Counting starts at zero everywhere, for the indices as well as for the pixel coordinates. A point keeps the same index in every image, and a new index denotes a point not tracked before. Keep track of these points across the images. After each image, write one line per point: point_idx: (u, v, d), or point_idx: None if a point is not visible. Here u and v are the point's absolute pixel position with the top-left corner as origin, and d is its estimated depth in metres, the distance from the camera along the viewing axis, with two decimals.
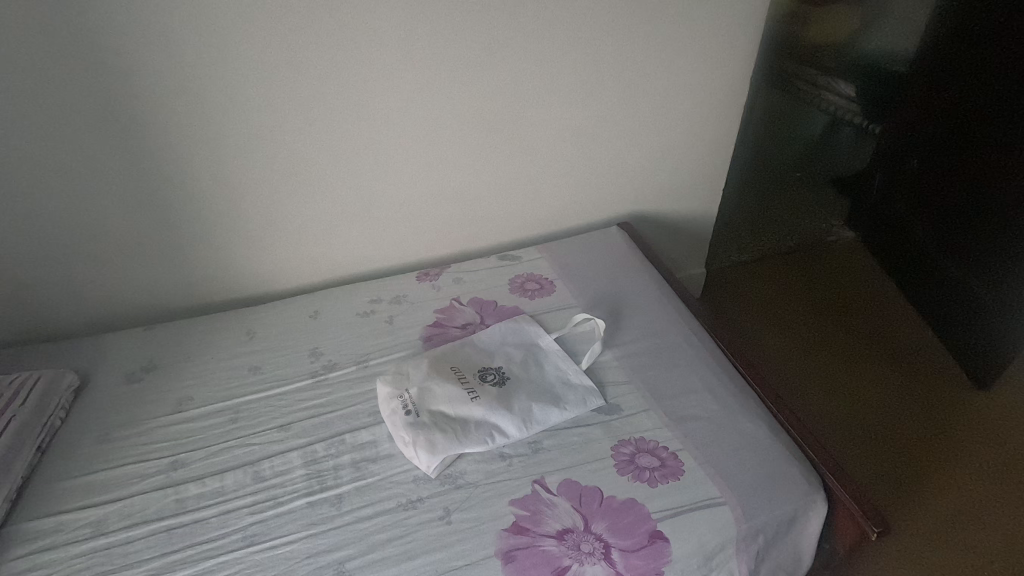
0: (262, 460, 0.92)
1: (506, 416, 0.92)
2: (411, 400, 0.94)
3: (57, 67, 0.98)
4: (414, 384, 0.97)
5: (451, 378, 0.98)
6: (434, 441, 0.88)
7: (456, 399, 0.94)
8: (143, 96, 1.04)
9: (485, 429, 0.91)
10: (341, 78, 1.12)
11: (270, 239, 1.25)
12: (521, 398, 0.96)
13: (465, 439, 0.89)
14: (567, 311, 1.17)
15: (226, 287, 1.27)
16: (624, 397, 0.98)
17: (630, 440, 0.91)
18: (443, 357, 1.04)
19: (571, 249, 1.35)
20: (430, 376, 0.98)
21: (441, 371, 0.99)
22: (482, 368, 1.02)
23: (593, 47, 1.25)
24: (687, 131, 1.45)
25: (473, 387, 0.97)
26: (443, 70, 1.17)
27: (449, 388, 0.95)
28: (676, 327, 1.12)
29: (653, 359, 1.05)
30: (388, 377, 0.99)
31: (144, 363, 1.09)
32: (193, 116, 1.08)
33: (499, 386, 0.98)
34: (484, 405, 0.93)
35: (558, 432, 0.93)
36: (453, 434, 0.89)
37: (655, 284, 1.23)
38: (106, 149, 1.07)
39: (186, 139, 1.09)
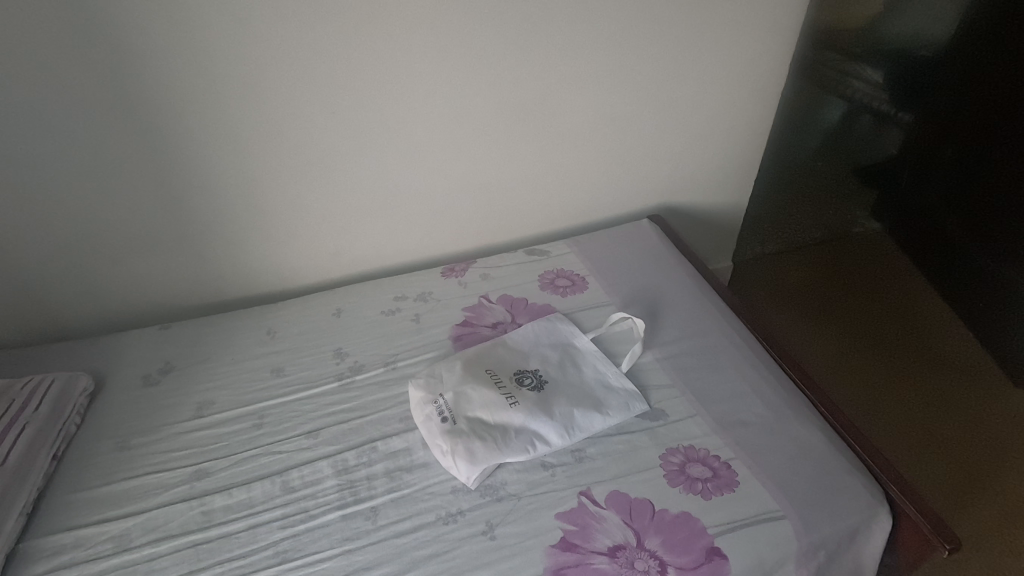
0: (291, 469, 0.87)
1: (548, 424, 0.87)
2: (447, 405, 0.89)
3: (63, 51, 0.91)
4: (449, 388, 0.91)
5: (488, 381, 0.93)
6: (474, 450, 0.83)
7: (494, 405, 0.89)
8: (157, 84, 0.97)
9: (525, 437, 0.86)
10: (362, 63, 1.05)
11: (287, 234, 1.19)
12: (561, 404, 0.91)
13: (505, 448, 0.84)
14: (602, 309, 1.12)
15: (242, 284, 1.22)
16: (669, 401, 0.93)
17: (679, 449, 0.86)
18: (476, 360, 0.99)
19: (601, 243, 1.29)
20: (466, 380, 0.92)
21: (477, 374, 0.94)
22: (518, 371, 0.97)
23: (629, 32, 1.18)
24: (721, 120, 1.39)
25: (511, 391, 0.91)
26: (472, 56, 1.11)
27: (486, 392, 0.90)
28: (718, 327, 1.06)
29: (697, 361, 1.00)
30: (420, 380, 0.94)
31: (162, 365, 1.04)
32: (208, 104, 1.01)
33: (537, 390, 0.93)
34: (524, 411, 0.88)
35: (601, 439, 0.88)
36: (493, 443, 0.84)
37: (693, 281, 1.17)
38: (118, 140, 1.00)
39: (201, 128, 1.03)
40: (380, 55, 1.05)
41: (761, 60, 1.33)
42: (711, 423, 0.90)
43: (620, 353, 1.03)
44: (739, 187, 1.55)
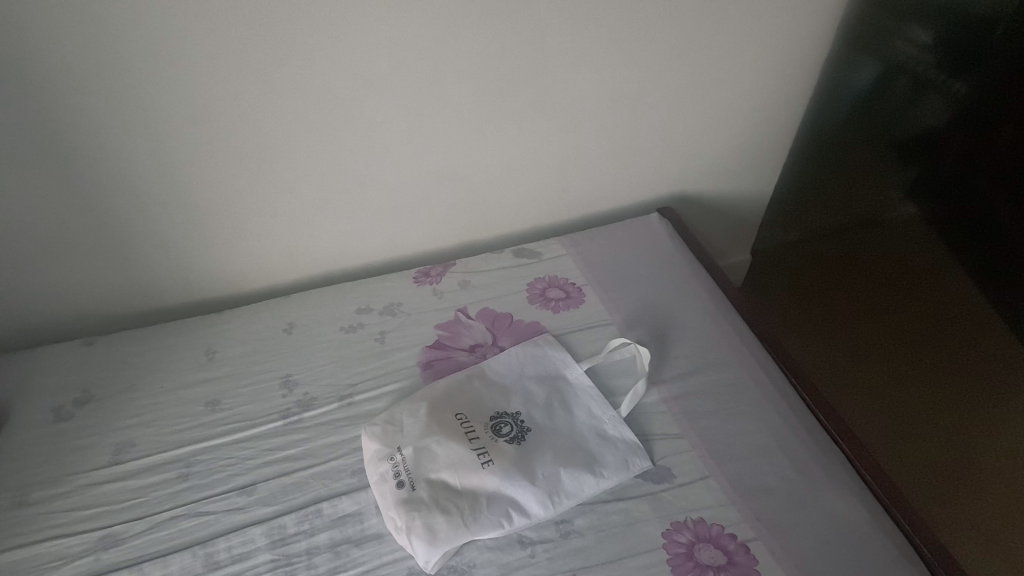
0: (217, 538, 0.72)
1: (527, 490, 0.72)
2: (404, 464, 0.74)
3: None
4: (409, 441, 0.76)
5: (457, 432, 0.77)
6: (434, 526, 0.68)
7: (463, 465, 0.73)
8: (45, 55, 0.78)
9: (499, 507, 0.71)
10: (303, 26, 0.85)
11: (229, 233, 1.01)
12: (545, 461, 0.75)
13: (474, 523, 0.69)
14: (600, 330, 0.95)
15: (182, 290, 1.05)
16: (676, 457, 0.77)
17: (686, 524, 0.71)
18: (446, 397, 0.82)
19: (602, 244, 1.11)
20: (430, 429, 0.77)
21: (444, 420, 0.78)
22: (495, 415, 0.80)
23: None
24: (748, 97, 1.18)
25: (484, 445, 0.75)
26: (445, 18, 0.90)
27: (453, 447, 0.74)
28: (737, 358, 0.89)
29: (711, 404, 0.83)
30: (376, 426, 0.79)
31: (79, 394, 0.88)
32: (115, 80, 0.82)
33: (517, 441, 0.77)
34: (499, 473, 0.72)
35: (592, 507, 0.73)
36: (458, 517, 0.69)
37: (708, 295, 0.99)
38: (6, 125, 0.82)
39: (109, 109, 0.84)
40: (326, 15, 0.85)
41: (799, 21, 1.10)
42: (727, 488, 0.74)
43: (620, 390, 0.86)
44: (763, 172, 1.35)
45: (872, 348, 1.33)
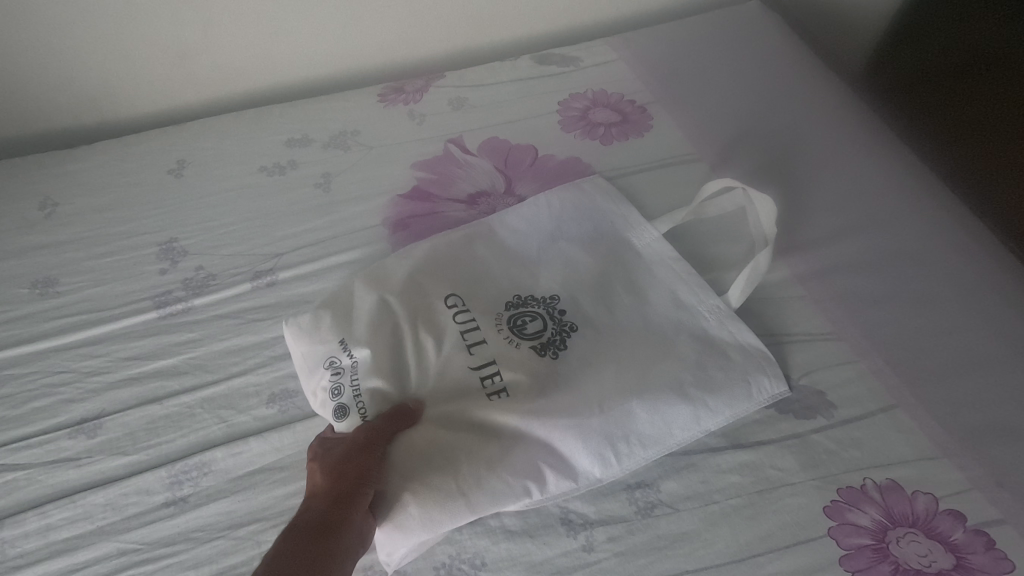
0: (26, 513, 0.41)
1: (575, 428, 0.39)
2: (354, 373, 0.41)
3: None
4: (359, 335, 0.42)
5: (448, 330, 0.43)
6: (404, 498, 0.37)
7: (458, 393, 0.41)
8: None
9: (524, 459, 0.39)
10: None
11: (60, 9, 0.61)
12: (607, 374, 0.41)
13: (479, 488, 0.37)
14: (680, 172, 0.58)
15: (8, 114, 0.66)
16: (832, 375, 0.44)
17: (867, 494, 0.39)
18: (432, 264, 0.47)
19: (674, 46, 0.70)
20: (400, 321, 0.43)
21: (426, 309, 0.44)
22: (515, 302, 0.46)
23: None
24: None
25: (494, 357, 0.42)
26: None
27: (441, 359, 0.42)
28: (915, 212, 0.53)
29: (880, 286, 0.49)
30: (310, 306, 0.45)
31: None
32: None
33: (548, 352, 0.42)
34: (524, 400, 0.40)
35: (689, 461, 0.41)
36: (449, 478, 0.37)
37: (856, 117, 0.61)
38: None
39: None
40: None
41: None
42: (933, 430, 0.41)
43: (722, 263, 0.51)
44: None
45: None
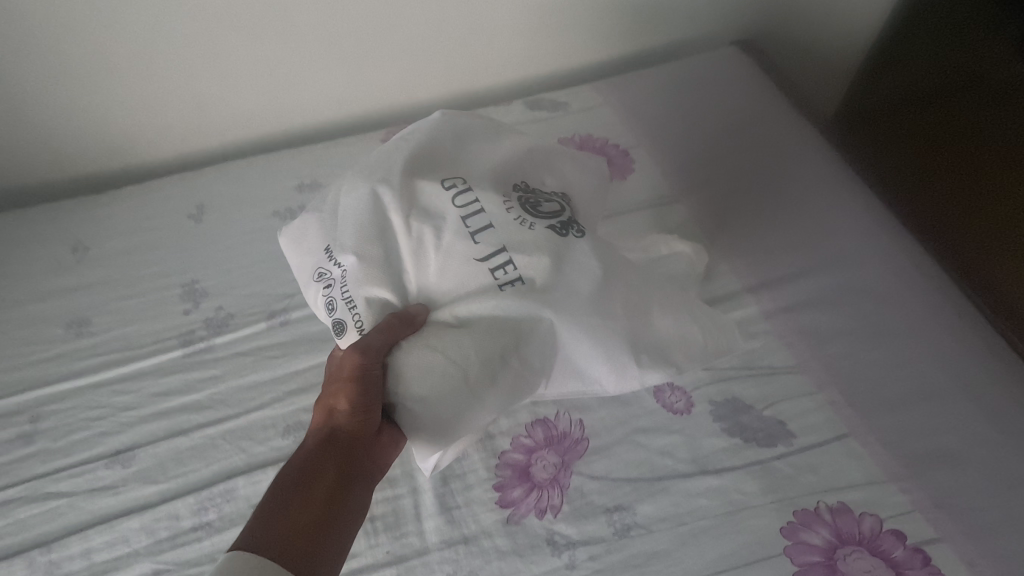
0: (69, 537, 0.46)
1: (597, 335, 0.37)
2: (343, 283, 0.39)
3: None
4: (343, 240, 0.39)
5: (449, 217, 0.39)
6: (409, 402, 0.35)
7: (468, 286, 0.37)
8: None
9: (525, 376, 0.37)
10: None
11: (88, 69, 0.66)
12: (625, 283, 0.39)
13: (487, 396, 0.36)
14: (659, 212, 0.63)
15: (40, 163, 0.72)
16: (793, 405, 0.49)
17: (819, 516, 0.43)
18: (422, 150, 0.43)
19: (656, 90, 0.76)
20: (392, 216, 0.39)
21: (421, 197, 0.40)
22: (520, 188, 0.42)
23: None
24: None
25: (502, 242, 0.38)
26: None
27: (445, 254, 0.38)
28: (873, 250, 0.58)
29: (838, 321, 0.53)
30: (307, 221, 0.44)
31: None
32: None
33: (565, 237, 0.39)
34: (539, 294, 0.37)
35: (662, 485, 0.45)
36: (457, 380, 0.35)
37: (822, 160, 0.66)
38: None
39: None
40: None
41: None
42: (882, 456, 0.46)
43: None
44: None
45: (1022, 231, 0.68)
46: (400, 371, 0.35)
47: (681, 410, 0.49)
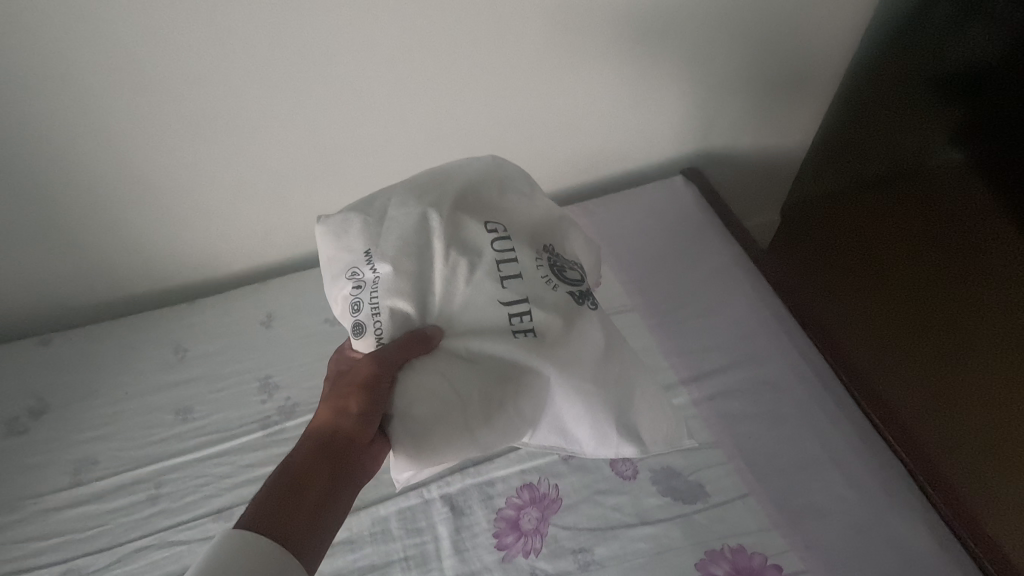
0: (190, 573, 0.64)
1: (579, 400, 0.49)
2: (373, 288, 0.51)
3: None
4: (386, 251, 0.52)
5: (486, 260, 0.52)
6: (411, 428, 0.46)
7: (489, 326, 0.50)
8: None
9: (514, 423, 0.48)
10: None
11: (190, 213, 0.88)
12: (617, 368, 0.52)
13: (477, 430, 0.47)
14: (618, 317, 0.83)
15: (144, 278, 0.93)
16: (711, 471, 0.67)
17: (723, 554, 0.61)
18: (471, 196, 0.56)
19: (619, 214, 0.97)
20: (442, 244, 0.52)
21: (469, 240, 0.53)
22: (546, 250, 0.56)
23: None
24: (793, 39, 0.98)
25: (526, 293, 0.51)
26: None
27: (478, 291, 0.51)
28: (777, 350, 0.78)
29: (747, 406, 0.72)
30: (352, 218, 0.55)
31: (32, 403, 0.79)
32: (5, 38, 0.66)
33: (579, 305, 0.53)
34: (541, 353, 0.49)
35: (614, 532, 0.64)
36: (457, 416, 0.47)
37: (743, 275, 0.87)
38: None
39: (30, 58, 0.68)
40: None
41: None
42: (771, 510, 0.64)
43: None
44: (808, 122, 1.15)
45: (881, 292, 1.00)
46: (408, 384, 0.48)
47: (627, 476, 0.67)
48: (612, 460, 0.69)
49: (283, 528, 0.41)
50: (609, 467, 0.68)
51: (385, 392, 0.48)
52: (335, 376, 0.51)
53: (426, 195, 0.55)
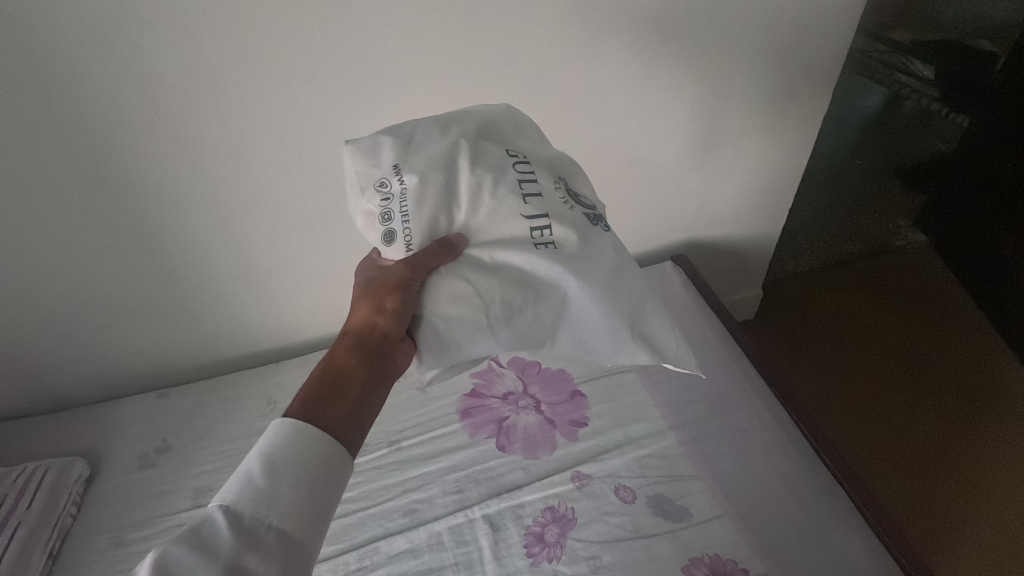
0: None
1: (595, 305, 0.59)
2: (402, 198, 0.61)
3: (30, 147, 0.81)
4: (415, 167, 0.61)
5: (508, 178, 0.62)
6: (443, 325, 0.58)
7: (513, 239, 0.60)
8: (129, 171, 0.87)
9: (535, 330, 0.58)
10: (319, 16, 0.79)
11: (288, 297, 1.12)
12: (625, 280, 0.62)
13: (500, 330, 0.57)
14: (618, 377, 1.05)
15: (243, 343, 1.17)
16: (694, 497, 0.86)
17: (703, 560, 0.78)
18: (490, 129, 0.67)
19: None
20: (467, 162, 0.62)
21: (490, 162, 0.63)
22: (560, 181, 0.66)
23: (674, 77, 1.00)
24: (770, 161, 1.22)
25: (544, 210, 0.61)
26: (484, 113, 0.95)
27: (503, 205, 0.61)
28: (746, 404, 0.98)
29: (722, 447, 0.92)
30: (381, 140, 0.65)
31: (160, 442, 1.02)
32: (181, 178, 0.90)
33: (593, 225, 0.64)
34: (560, 262, 0.59)
35: (618, 543, 0.81)
36: (482, 315, 0.57)
37: (719, 344, 1.10)
38: (99, 226, 0.92)
39: (167, 184, 0.90)
40: (344, 7, 0.79)
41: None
42: (740, 526, 0.82)
43: (641, 433, 0.95)
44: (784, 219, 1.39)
45: (842, 330, 1.51)
46: (435, 286, 0.59)
47: (628, 500, 0.86)
48: (616, 488, 0.88)
49: (332, 413, 0.55)
50: (614, 494, 0.87)
51: (414, 293, 0.60)
52: (366, 281, 0.63)
53: (451, 126, 0.65)
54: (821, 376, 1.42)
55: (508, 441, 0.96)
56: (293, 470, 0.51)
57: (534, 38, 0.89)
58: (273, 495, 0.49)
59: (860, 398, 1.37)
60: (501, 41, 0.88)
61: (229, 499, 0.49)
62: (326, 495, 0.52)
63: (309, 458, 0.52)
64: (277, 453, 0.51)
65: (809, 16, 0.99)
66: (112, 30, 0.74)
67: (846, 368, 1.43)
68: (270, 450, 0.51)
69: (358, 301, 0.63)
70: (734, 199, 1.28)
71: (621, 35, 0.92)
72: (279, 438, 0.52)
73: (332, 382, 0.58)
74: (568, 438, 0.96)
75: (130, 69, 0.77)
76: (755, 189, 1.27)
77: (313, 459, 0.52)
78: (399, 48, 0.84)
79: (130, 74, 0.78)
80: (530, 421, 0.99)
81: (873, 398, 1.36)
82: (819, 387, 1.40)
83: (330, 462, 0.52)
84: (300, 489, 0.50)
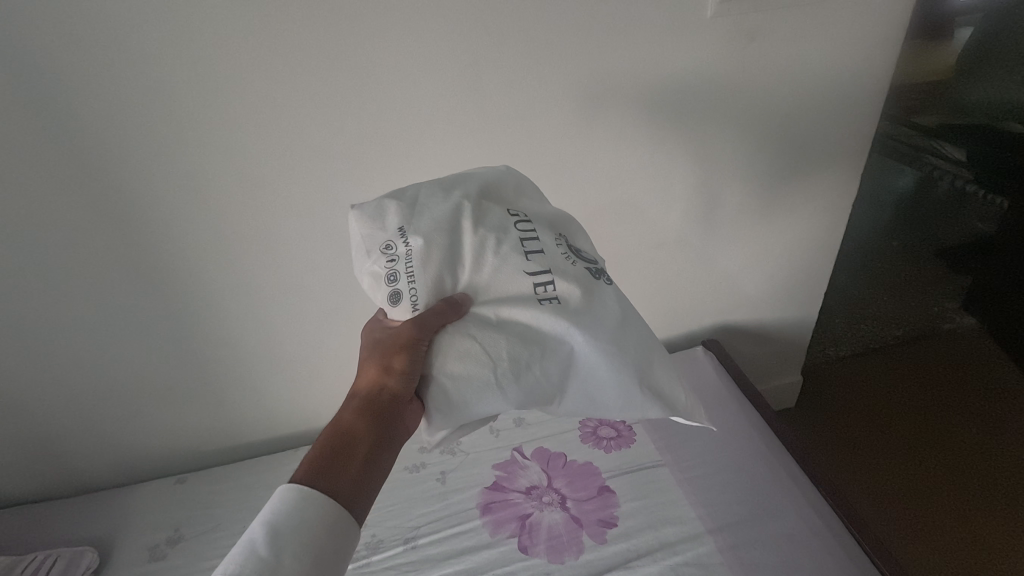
0: None
1: (604, 360, 0.57)
2: (407, 260, 0.59)
3: (74, 237, 0.86)
4: (419, 229, 0.60)
5: (510, 237, 0.61)
6: (450, 383, 0.56)
7: (515, 295, 0.59)
8: (166, 258, 0.91)
9: (547, 389, 0.57)
10: (348, 105, 0.83)
11: (311, 380, 1.12)
12: (635, 333, 0.60)
13: (508, 390, 0.55)
14: (648, 472, 0.99)
15: (263, 428, 1.16)
16: None
17: None
18: (492, 191, 0.66)
19: None
20: (470, 223, 0.60)
21: (494, 222, 0.62)
22: (562, 237, 0.65)
23: (690, 157, 1.01)
24: (799, 241, 1.20)
25: (546, 265, 0.60)
26: None
27: (505, 263, 0.59)
28: (789, 507, 0.90)
29: (765, 556, 0.83)
30: (386, 203, 0.63)
31: (171, 533, 0.99)
32: (213, 265, 0.93)
33: (596, 278, 0.62)
34: (564, 317, 0.57)
35: None
36: (490, 372, 0.55)
37: (752, 435, 1.03)
38: (135, 311, 0.95)
39: (200, 270, 0.93)
40: (376, 96, 0.83)
41: (881, 49, 0.97)
42: None
43: (675, 538, 0.87)
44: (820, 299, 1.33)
45: (895, 422, 1.41)
46: (443, 344, 0.57)
47: None
48: None
49: (339, 479, 0.54)
50: None
51: (422, 352, 0.58)
52: (374, 340, 0.62)
53: (453, 188, 0.64)
54: (876, 476, 1.30)
55: (531, 542, 0.90)
56: (298, 539, 0.48)
57: (551, 122, 0.91)
58: (277, 567, 0.47)
59: (927, 500, 1.24)
60: (518, 125, 0.91)
61: (231, 571, 0.46)
62: (332, 567, 0.49)
63: (315, 526, 0.49)
64: (283, 521, 0.49)
65: (824, 98, 1.00)
66: (152, 123, 0.79)
67: (902, 467, 1.31)
68: (276, 517, 0.49)
69: (367, 361, 0.62)
70: (764, 282, 1.25)
71: (635, 119, 0.94)
72: (285, 504, 0.50)
73: (341, 445, 0.56)
74: (596, 541, 0.88)
75: (166, 158, 0.82)
76: (786, 272, 1.25)
77: (321, 526, 0.50)
78: (422, 134, 0.88)
79: (166, 164, 0.83)
80: (555, 519, 0.92)
81: (935, 500, 1.24)
82: (878, 489, 1.27)
83: (336, 533, 0.50)
84: (306, 560, 0.48)
